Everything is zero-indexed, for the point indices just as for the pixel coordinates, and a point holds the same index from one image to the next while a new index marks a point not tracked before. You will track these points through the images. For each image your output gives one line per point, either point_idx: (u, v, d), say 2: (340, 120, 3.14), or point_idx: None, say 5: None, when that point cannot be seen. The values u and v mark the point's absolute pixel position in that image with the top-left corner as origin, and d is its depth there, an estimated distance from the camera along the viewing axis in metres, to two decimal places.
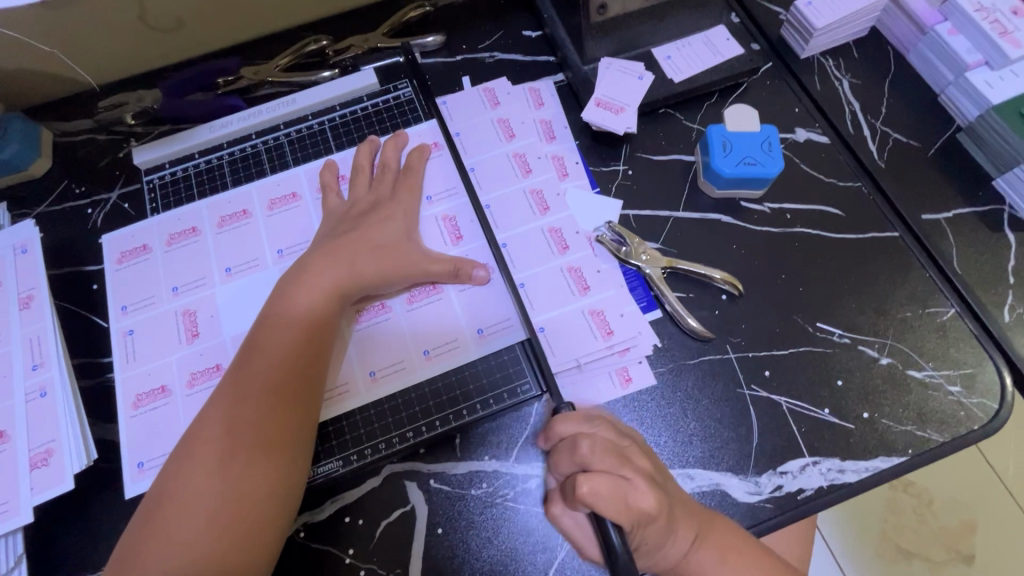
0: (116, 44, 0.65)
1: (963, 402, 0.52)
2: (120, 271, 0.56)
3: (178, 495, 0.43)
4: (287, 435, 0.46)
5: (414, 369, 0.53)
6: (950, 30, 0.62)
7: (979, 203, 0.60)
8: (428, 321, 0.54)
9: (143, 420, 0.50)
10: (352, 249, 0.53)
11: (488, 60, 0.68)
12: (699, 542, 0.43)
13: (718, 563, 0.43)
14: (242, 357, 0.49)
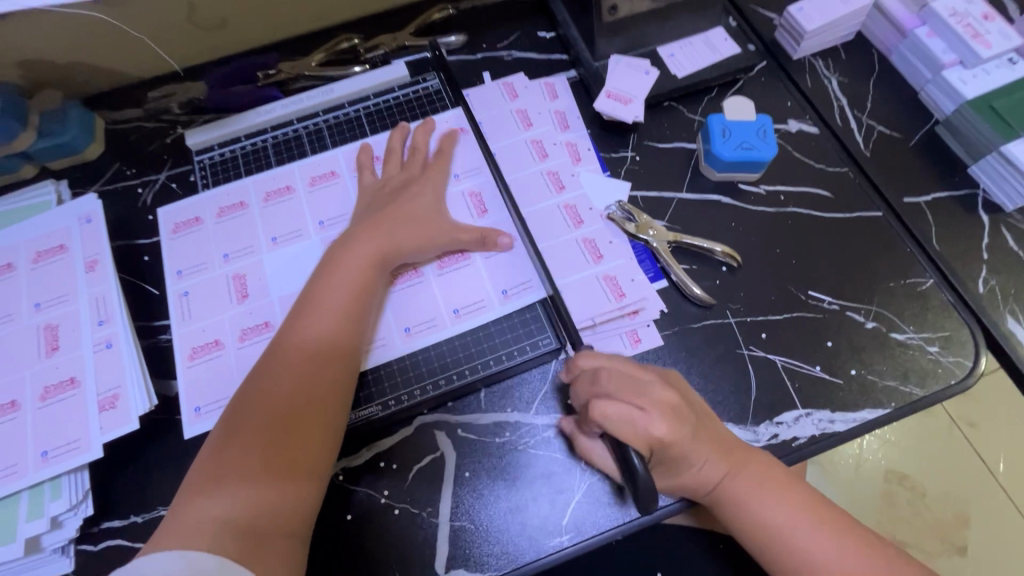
0: (167, 39, 0.71)
1: (941, 360, 0.57)
2: (174, 240, 0.62)
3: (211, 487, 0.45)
4: (309, 451, 0.48)
5: (444, 326, 0.58)
6: (927, 33, 0.69)
7: (955, 187, 0.66)
8: (457, 286, 0.60)
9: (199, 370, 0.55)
10: (391, 220, 0.58)
11: (506, 58, 0.75)
12: (732, 476, 0.49)
13: (753, 492, 0.49)
14: (270, 361, 0.52)
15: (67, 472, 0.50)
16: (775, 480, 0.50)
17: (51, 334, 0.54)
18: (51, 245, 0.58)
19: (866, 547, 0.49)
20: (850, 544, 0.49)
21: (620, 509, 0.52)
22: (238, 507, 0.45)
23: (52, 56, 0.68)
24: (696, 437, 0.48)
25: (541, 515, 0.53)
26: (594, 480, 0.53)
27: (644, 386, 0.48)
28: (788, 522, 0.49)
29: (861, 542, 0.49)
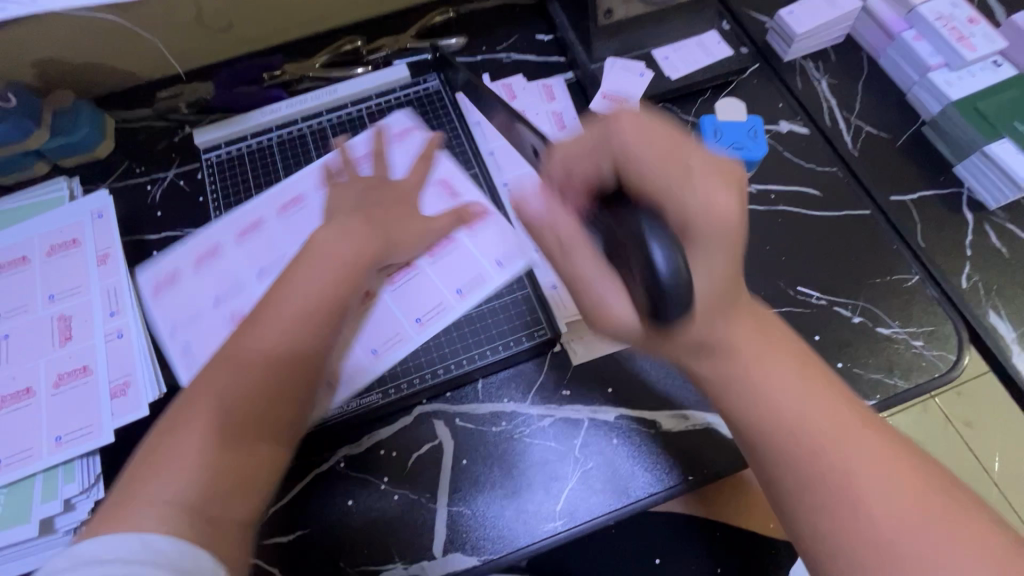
0: (176, 41, 0.74)
1: (924, 353, 0.59)
2: (157, 302, 0.57)
3: (161, 472, 0.38)
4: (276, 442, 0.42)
5: (451, 308, 0.59)
6: (914, 36, 0.70)
7: (942, 186, 0.67)
8: (451, 267, 0.61)
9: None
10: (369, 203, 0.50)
11: (505, 61, 0.77)
12: (795, 379, 0.40)
13: (817, 415, 0.39)
14: (224, 351, 0.43)
15: (80, 456, 0.51)
16: (848, 413, 0.40)
17: (64, 324, 0.56)
18: (64, 239, 0.60)
19: (968, 531, 0.36)
20: (942, 509, 0.37)
21: (612, 495, 0.54)
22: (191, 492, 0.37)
23: (64, 57, 0.70)
24: (751, 372, 0.40)
25: (536, 502, 0.54)
26: (587, 468, 0.55)
27: (684, 143, 0.40)
28: (864, 469, 0.38)
29: (965, 526, 0.36)
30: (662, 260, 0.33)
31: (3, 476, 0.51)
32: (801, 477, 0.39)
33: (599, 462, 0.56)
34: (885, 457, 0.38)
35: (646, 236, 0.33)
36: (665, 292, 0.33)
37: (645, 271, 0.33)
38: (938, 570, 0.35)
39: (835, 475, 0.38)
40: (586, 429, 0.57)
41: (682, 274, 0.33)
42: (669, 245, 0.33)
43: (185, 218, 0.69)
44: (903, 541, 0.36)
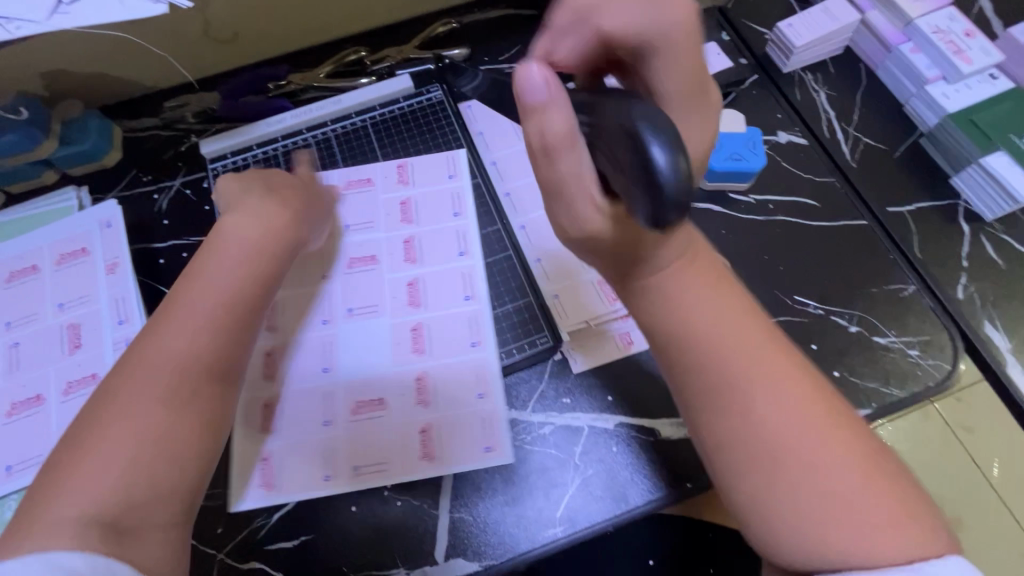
0: (183, 51, 0.74)
1: (920, 362, 0.60)
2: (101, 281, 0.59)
3: (70, 478, 0.38)
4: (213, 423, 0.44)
5: (473, 265, 0.64)
6: (912, 49, 0.71)
7: (937, 197, 0.68)
8: (440, 241, 0.66)
9: (364, 424, 0.57)
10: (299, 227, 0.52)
11: (508, 71, 0.78)
12: (735, 324, 0.39)
13: (753, 363, 0.38)
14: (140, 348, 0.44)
15: None
16: (792, 373, 0.38)
17: (73, 332, 0.57)
18: (74, 248, 0.61)
19: (911, 527, 0.34)
20: (861, 480, 0.35)
21: (611, 502, 0.55)
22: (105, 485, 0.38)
23: (74, 67, 0.71)
24: (689, 309, 0.39)
25: (537, 508, 0.55)
26: (587, 475, 0.56)
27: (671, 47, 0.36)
28: (789, 429, 0.36)
29: (930, 534, 0.34)
30: (661, 154, 0.28)
31: (15, 482, 0.52)
32: (754, 455, 0.37)
33: (598, 470, 0.56)
34: (817, 422, 0.37)
35: (645, 130, 0.29)
36: (659, 183, 0.28)
37: (641, 162, 0.29)
38: (834, 531, 0.34)
39: (768, 429, 0.36)
40: (586, 437, 0.58)
41: (681, 163, 0.28)
42: (668, 139, 0.29)
43: (192, 227, 0.70)
44: (812, 505, 0.35)
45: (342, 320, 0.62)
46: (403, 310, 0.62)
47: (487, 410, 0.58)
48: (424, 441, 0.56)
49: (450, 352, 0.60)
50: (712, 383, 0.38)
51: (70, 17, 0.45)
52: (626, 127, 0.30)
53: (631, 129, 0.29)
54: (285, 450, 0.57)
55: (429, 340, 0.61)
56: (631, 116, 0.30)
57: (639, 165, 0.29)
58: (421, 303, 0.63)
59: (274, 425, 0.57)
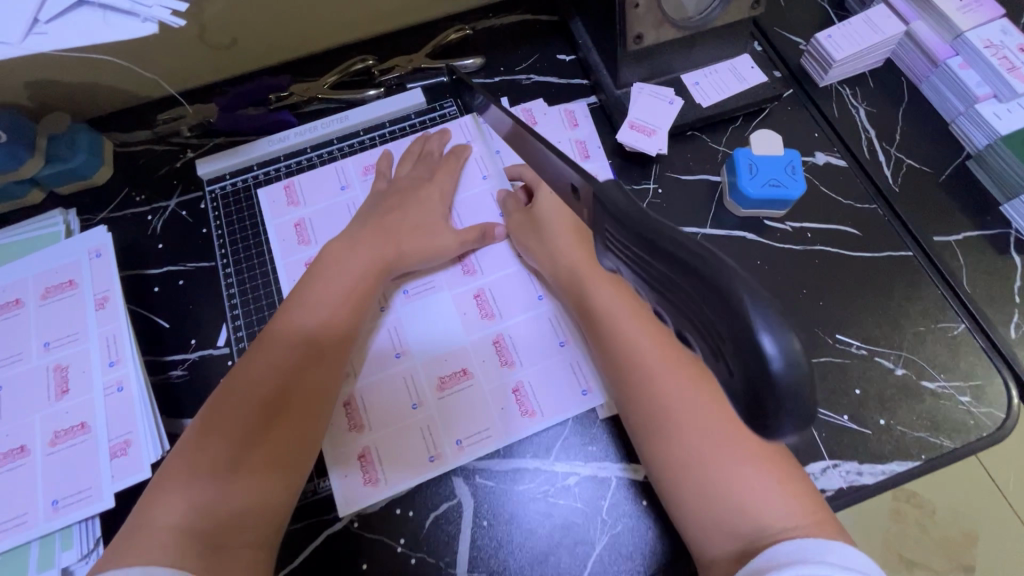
0: (178, 60, 0.69)
1: (972, 411, 0.56)
2: (89, 320, 0.55)
3: (186, 473, 0.47)
4: (303, 425, 0.51)
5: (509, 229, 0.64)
6: (961, 64, 0.67)
7: (987, 226, 0.64)
8: (474, 211, 0.66)
9: (452, 398, 0.57)
10: (392, 227, 0.61)
11: (524, 82, 0.73)
12: (639, 328, 0.53)
13: (650, 354, 0.52)
14: (246, 357, 0.53)
15: (79, 521, 0.48)
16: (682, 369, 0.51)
17: (61, 375, 0.53)
18: (61, 281, 0.56)
19: (790, 495, 0.45)
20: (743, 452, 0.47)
21: (641, 563, 0.51)
22: (209, 488, 0.46)
23: (59, 78, 0.66)
24: (608, 323, 0.54)
25: (562, 566, 0.51)
26: (615, 532, 0.52)
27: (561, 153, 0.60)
28: (680, 407, 0.49)
29: (804, 499, 0.45)
30: (776, 351, 0.19)
31: None
32: (657, 431, 0.49)
33: (628, 526, 0.52)
34: (704, 402, 0.49)
35: (755, 323, 0.20)
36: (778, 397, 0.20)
37: (751, 367, 0.20)
38: (718, 485, 0.46)
39: (669, 409, 0.49)
40: (615, 490, 0.53)
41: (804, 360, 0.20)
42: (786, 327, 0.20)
43: (188, 251, 0.65)
44: (708, 470, 0.47)
45: (399, 303, 0.61)
46: (460, 282, 0.62)
47: (575, 355, 0.58)
48: (518, 399, 0.57)
49: (519, 312, 0.60)
50: (620, 361, 0.52)
51: (48, 39, 0.40)
52: (730, 318, 0.20)
53: (732, 313, 0.20)
54: (378, 442, 0.55)
55: (495, 304, 0.61)
56: (731, 290, 0.20)
57: (742, 371, 0.21)
58: (476, 270, 0.63)
59: (363, 421, 0.56)
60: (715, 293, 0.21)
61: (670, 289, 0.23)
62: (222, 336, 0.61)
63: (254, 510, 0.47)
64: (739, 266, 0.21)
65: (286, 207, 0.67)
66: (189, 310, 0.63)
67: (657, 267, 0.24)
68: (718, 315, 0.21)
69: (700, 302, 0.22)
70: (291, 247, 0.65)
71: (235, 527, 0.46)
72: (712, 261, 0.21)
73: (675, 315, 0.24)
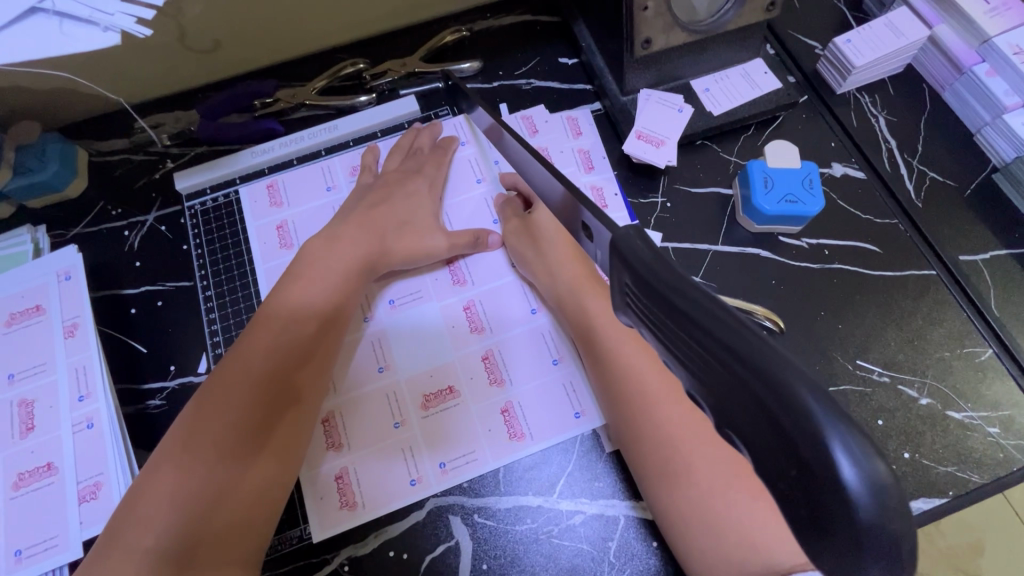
0: (156, 64, 0.65)
1: (1002, 444, 0.52)
2: (56, 350, 0.51)
3: (158, 486, 0.43)
4: (284, 435, 0.48)
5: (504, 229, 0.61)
6: (987, 71, 0.63)
7: (1014, 244, 0.60)
8: (466, 213, 0.62)
9: (437, 417, 0.53)
10: (382, 220, 0.58)
11: (525, 88, 0.69)
12: (636, 343, 0.50)
13: (647, 373, 0.48)
14: (227, 358, 0.49)
15: (44, 571, 0.45)
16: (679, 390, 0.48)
17: (25, 411, 0.49)
18: (27, 306, 0.53)
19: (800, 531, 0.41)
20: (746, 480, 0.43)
21: None
22: (186, 498, 0.42)
23: (27, 84, 0.61)
24: (604, 340, 0.51)
25: None
26: None
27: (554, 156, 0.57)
28: (678, 432, 0.46)
29: None
30: (851, 475, 0.17)
31: None
32: (657, 457, 0.46)
33: (636, 571, 0.48)
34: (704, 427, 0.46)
35: (829, 441, 0.17)
36: (849, 525, 0.18)
37: (817, 487, 0.18)
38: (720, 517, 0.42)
39: (669, 432, 0.46)
40: (623, 530, 0.49)
41: (880, 476, 0.17)
42: (864, 446, 0.17)
43: (167, 270, 0.61)
44: (709, 499, 0.43)
45: (384, 313, 0.57)
46: (449, 291, 0.58)
47: (568, 374, 0.54)
48: (507, 421, 0.53)
49: (511, 324, 0.56)
50: (617, 381, 0.49)
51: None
52: (797, 431, 0.18)
53: (795, 420, 0.18)
54: (357, 460, 0.52)
55: (485, 316, 0.56)
56: (790, 391, 0.18)
57: (802, 487, 0.19)
58: (466, 279, 0.58)
59: (341, 440, 0.52)
60: (770, 392, 0.18)
61: (709, 373, 0.21)
62: (203, 362, 0.57)
63: (237, 529, 0.44)
64: (797, 362, 0.18)
65: (269, 208, 0.63)
66: (168, 334, 0.58)
67: (693, 346, 0.21)
68: (779, 422, 0.18)
69: (751, 402, 0.19)
70: (273, 252, 0.61)
71: (221, 539, 0.43)
72: (769, 354, 0.18)
73: (712, 402, 0.21)
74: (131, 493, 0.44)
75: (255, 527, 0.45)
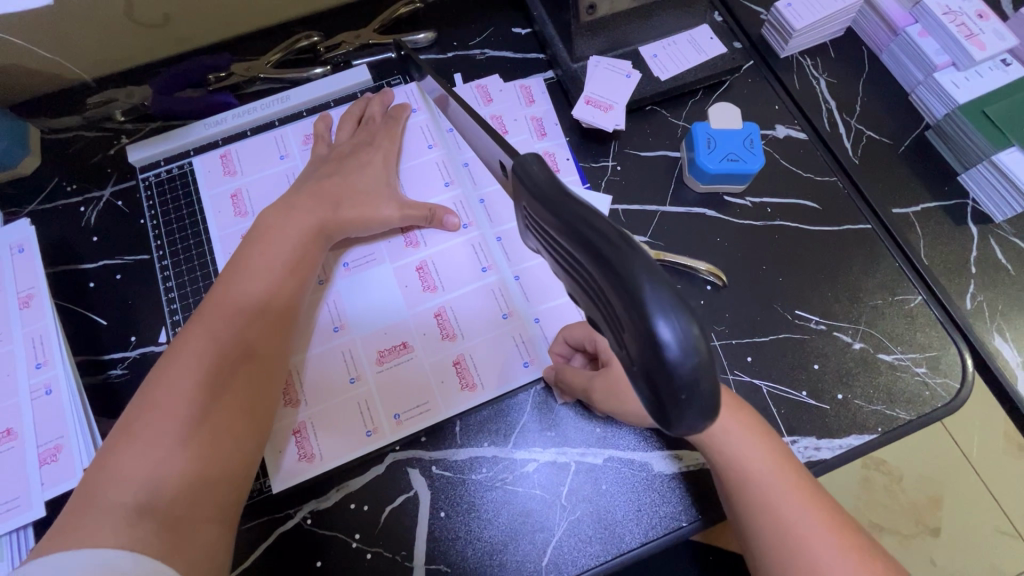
0: (105, 39, 0.64)
1: (928, 382, 0.56)
2: (9, 320, 0.52)
3: (127, 449, 0.42)
4: (254, 393, 0.48)
5: (453, 193, 0.62)
6: (920, 32, 0.65)
7: (945, 197, 0.63)
8: (417, 177, 0.63)
9: (393, 372, 0.54)
10: (334, 192, 0.58)
11: (479, 58, 0.70)
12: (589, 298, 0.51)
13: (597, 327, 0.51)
14: (190, 325, 0.49)
15: (10, 532, 0.47)
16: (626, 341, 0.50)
17: None
18: None
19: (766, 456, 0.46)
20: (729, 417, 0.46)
21: (601, 548, 0.50)
22: (160, 457, 0.42)
23: None
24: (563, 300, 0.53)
25: (520, 555, 0.50)
26: (574, 518, 0.51)
27: None
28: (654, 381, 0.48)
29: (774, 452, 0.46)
30: (673, 341, 0.21)
31: None
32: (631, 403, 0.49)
33: (586, 512, 0.51)
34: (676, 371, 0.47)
35: (651, 309, 0.21)
36: (666, 373, 0.22)
37: (655, 354, 0.22)
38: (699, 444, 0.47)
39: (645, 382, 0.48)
40: (573, 475, 0.52)
41: (692, 335, 0.21)
42: (682, 314, 0.21)
43: (123, 243, 0.62)
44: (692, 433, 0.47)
45: (340, 277, 0.58)
46: (403, 253, 0.59)
47: (517, 328, 0.56)
48: (460, 372, 0.54)
49: (463, 283, 0.58)
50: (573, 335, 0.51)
51: None
52: (631, 305, 0.22)
53: (633, 299, 0.22)
54: (314, 416, 0.53)
55: (437, 276, 0.58)
56: (633, 276, 0.22)
57: (645, 352, 0.22)
58: (419, 242, 0.60)
59: (298, 397, 0.54)
60: (619, 278, 0.22)
61: (586, 273, 0.24)
62: (163, 333, 0.58)
63: (215, 483, 0.44)
64: (647, 255, 0.22)
65: (223, 177, 0.64)
66: (127, 306, 0.59)
67: (572, 253, 0.24)
68: (621, 298, 0.22)
69: (612, 290, 0.22)
70: (228, 220, 0.62)
71: (202, 494, 0.43)
72: (622, 248, 0.22)
73: (593, 298, 0.24)
74: (96, 460, 0.43)
75: (232, 482, 0.45)
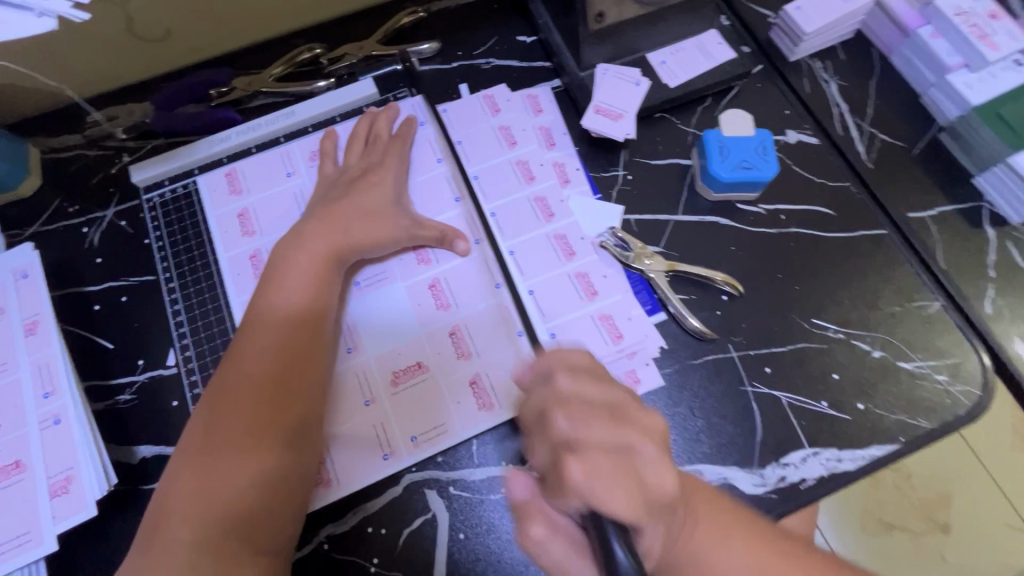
0: (105, 56, 0.63)
1: (949, 390, 0.55)
2: (15, 349, 0.51)
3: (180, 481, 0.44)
4: (288, 419, 0.47)
5: (463, 208, 0.61)
6: (931, 33, 0.64)
7: (961, 200, 0.63)
8: (426, 193, 0.62)
9: (408, 393, 0.54)
10: (344, 214, 0.57)
11: (485, 67, 0.69)
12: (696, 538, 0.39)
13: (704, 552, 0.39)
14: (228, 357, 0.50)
15: (22, 566, 0.46)
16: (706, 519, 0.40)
17: None
18: None
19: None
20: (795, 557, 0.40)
21: None
22: (206, 490, 0.44)
23: None
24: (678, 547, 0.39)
25: None
26: None
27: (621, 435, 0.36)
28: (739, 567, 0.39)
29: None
30: None
31: None
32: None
33: None
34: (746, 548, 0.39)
35: None
36: None
37: None
38: None
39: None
40: None
41: None
42: None
43: (127, 265, 0.61)
44: None
45: (353, 297, 0.57)
46: (415, 270, 0.58)
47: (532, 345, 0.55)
48: (477, 392, 0.54)
49: (476, 300, 0.57)
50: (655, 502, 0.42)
51: None
52: None
53: None
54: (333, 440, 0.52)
55: (450, 293, 0.57)
56: None
57: None
58: (431, 259, 0.59)
59: None
60: None
61: None
62: (171, 356, 0.57)
63: (259, 514, 0.44)
64: None
65: (229, 196, 0.63)
66: (133, 329, 0.58)
67: None
68: None
69: None
70: (235, 239, 0.61)
71: (246, 524, 0.43)
72: None
73: None
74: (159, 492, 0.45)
75: (276, 511, 0.45)
